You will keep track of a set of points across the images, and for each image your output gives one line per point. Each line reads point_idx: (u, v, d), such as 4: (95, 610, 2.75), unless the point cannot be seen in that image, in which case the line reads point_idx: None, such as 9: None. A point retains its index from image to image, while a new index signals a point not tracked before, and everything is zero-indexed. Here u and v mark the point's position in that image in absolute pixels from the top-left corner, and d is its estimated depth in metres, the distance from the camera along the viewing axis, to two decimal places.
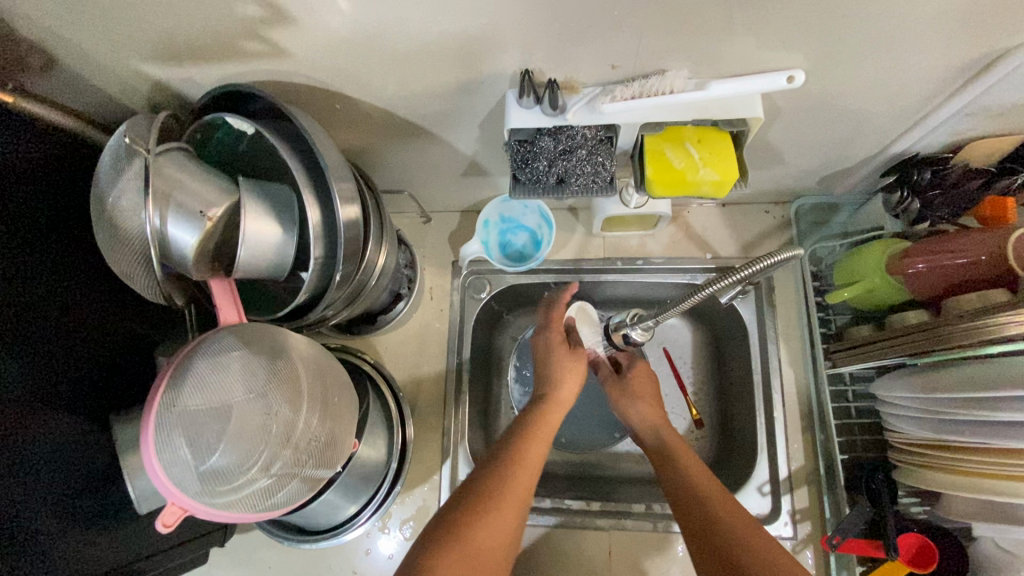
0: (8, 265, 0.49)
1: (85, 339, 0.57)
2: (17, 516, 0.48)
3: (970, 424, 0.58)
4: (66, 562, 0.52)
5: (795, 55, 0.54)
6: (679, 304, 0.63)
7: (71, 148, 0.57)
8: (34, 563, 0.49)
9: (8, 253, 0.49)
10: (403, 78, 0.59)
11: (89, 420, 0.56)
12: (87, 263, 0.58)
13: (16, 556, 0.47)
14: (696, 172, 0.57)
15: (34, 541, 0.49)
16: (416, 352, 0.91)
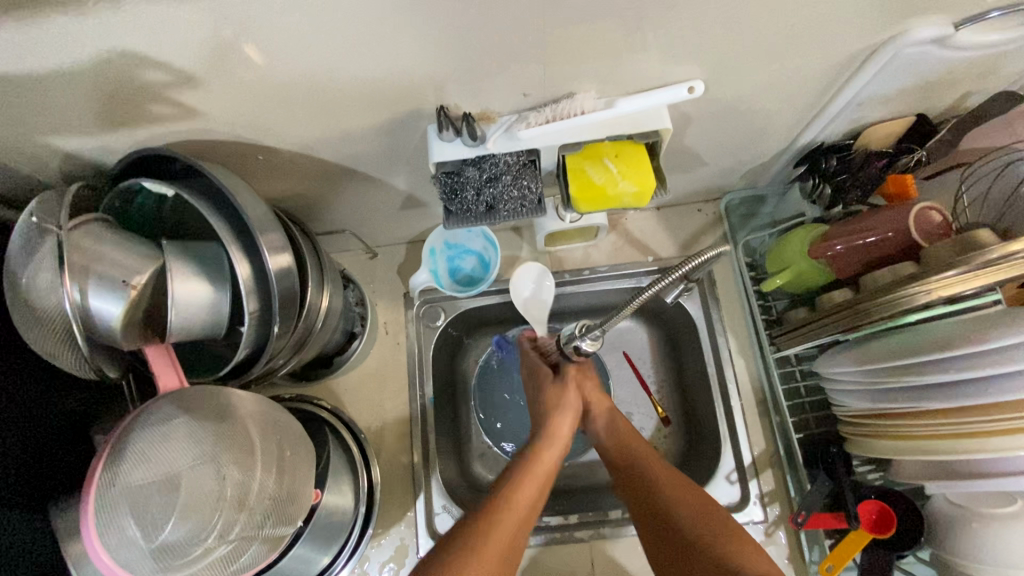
0: None
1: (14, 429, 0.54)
2: None
3: (905, 391, 0.61)
4: None
5: (693, 66, 0.57)
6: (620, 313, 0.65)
7: None
8: None
9: None
10: (322, 124, 0.60)
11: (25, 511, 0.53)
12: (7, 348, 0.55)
13: None
14: (616, 185, 0.59)
15: None
16: (378, 390, 0.90)
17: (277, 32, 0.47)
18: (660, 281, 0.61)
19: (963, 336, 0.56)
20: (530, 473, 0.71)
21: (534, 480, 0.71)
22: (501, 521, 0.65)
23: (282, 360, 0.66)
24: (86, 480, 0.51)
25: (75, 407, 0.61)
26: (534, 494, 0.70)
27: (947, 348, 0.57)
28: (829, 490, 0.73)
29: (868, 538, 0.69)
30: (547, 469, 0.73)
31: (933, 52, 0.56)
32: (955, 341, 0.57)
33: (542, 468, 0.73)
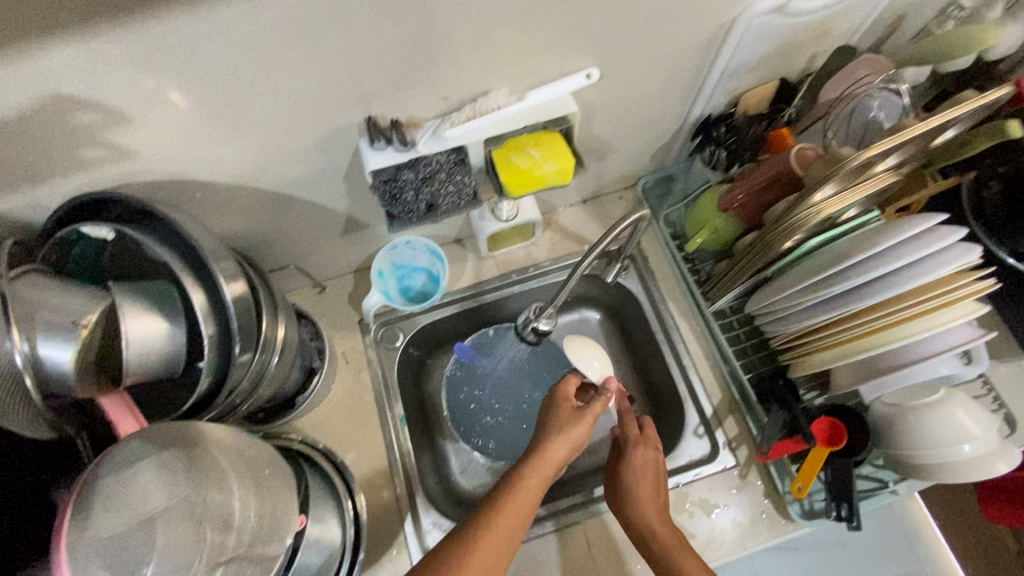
0: None
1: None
2: None
3: (821, 306, 0.70)
4: None
5: (586, 56, 0.65)
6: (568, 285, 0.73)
7: None
8: None
9: None
10: (256, 151, 0.62)
11: None
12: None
13: None
14: (541, 167, 0.65)
15: None
16: (347, 420, 0.89)
17: (203, 64, 0.50)
18: (585, 258, 0.72)
19: (853, 248, 0.67)
20: (540, 467, 0.72)
21: (523, 500, 0.68)
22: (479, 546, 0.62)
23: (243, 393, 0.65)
24: (55, 536, 0.49)
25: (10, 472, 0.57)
26: (534, 485, 0.70)
27: (845, 258, 0.66)
28: (786, 420, 0.78)
29: (826, 452, 0.75)
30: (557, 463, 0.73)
31: (777, 20, 0.67)
32: (850, 252, 0.67)
33: (551, 462, 0.73)
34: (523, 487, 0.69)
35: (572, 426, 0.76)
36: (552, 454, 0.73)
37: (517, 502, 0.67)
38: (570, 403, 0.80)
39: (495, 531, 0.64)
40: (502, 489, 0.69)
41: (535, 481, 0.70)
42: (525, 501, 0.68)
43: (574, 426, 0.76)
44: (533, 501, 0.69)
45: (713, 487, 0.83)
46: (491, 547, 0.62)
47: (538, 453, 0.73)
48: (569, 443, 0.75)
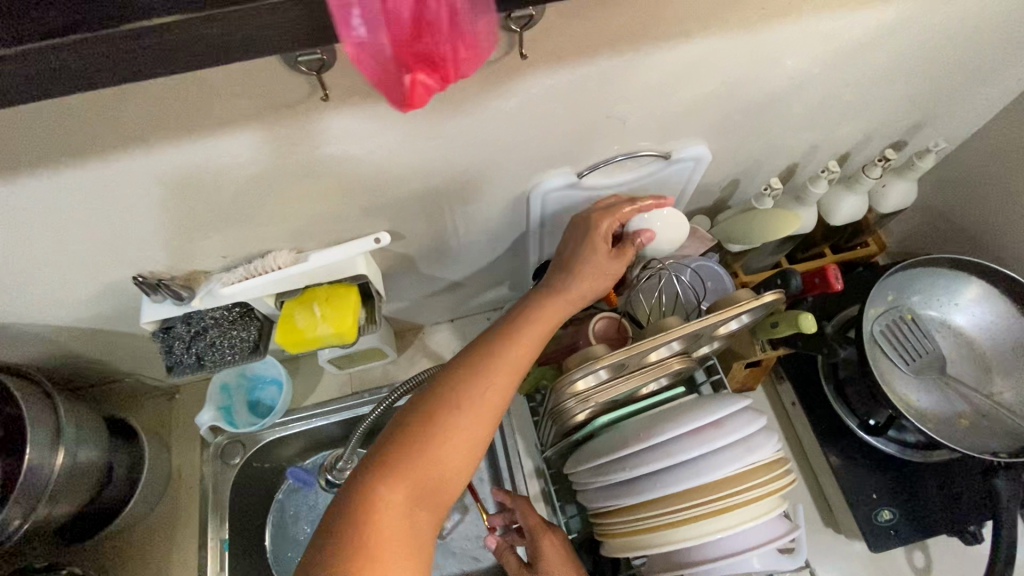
0: None
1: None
2: None
3: (607, 489, 0.67)
4: None
5: (375, 221, 0.66)
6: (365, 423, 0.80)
7: None
8: None
9: None
10: (36, 300, 0.64)
11: None
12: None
13: None
14: (315, 329, 0.65)
15: None
16: (168, 540, 0.87)
17: None
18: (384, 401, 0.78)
19: (634, 435, 0.64)
20: (526, 339, 0.61)
21: (491, 398, 0.57)
22: (423, 462, 0.52)
23: (6, 526, 0.65)
24: None
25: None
26: (506, 379, 0.58)
27: (622, 446, 0.64)
28: None
29: None
30: (558, 318, 0.63)
31: (576, 192, 0.68)
32: (630, 440, 0.64)
33: (552, 314, 0.63)
34: (494, 373, 0.58)
35: (577, 267, 0.64)
36: (510, 354, 0.59)
37: (489, 395, 0.56)
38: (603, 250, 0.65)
39: (460, 428, 0.54)
40: (463, 367, 0.58)
41: (528, 344, 0.60)
42: (500, 387, 0.57)
43: (578, 285, 0.64)
44: (507, 390, 0.58)
45: None
46: (443, 463, 0.53)
47: (548, 290, 0.64)
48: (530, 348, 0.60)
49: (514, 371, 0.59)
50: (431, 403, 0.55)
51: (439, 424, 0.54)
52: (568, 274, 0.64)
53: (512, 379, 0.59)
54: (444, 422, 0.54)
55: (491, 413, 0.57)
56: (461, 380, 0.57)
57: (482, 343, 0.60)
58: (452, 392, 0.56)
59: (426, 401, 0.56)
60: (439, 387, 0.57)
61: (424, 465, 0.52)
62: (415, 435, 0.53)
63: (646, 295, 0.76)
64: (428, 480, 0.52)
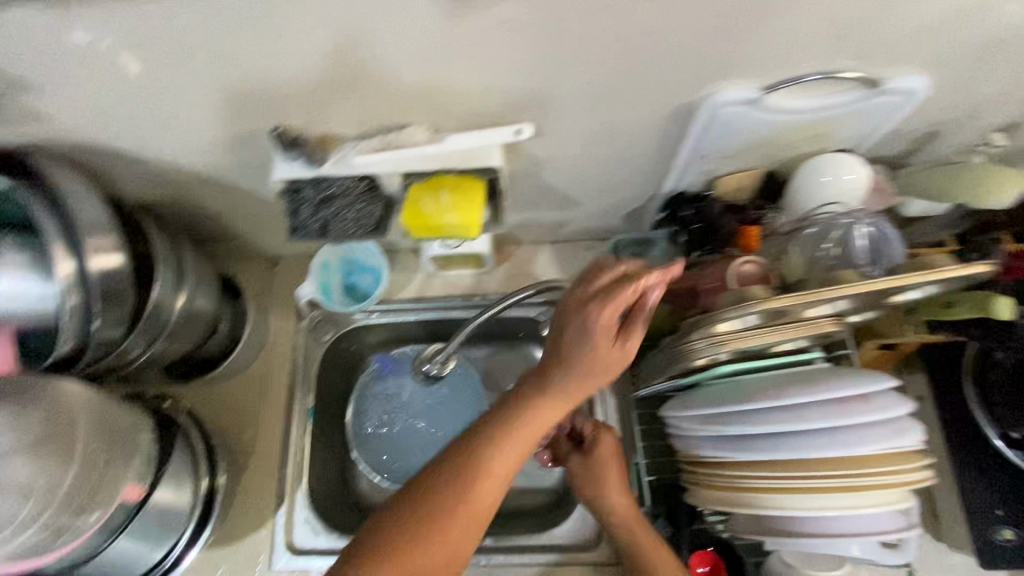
0: None
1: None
2: None
3: (714, 440, 0.63)
4: None
5: (521, 110, 0.60)
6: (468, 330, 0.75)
7: None
8: None
9: None
10: (172, 135, 0.63)
11: None
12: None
13: None
14: (442, 216, 0.61)
15: None
16: (257, 396, 0.91)
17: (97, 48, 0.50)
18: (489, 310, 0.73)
19: (760, 393, 0.59)
20: (560, 395, 0.57)
21: (501, 465, 0.55)
22: (439, 533, 0.51)
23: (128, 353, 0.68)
24: None
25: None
26: (545, 420, 0.57)
27: (745, 399, 0.59)
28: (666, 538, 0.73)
29: None
30: (614, 362, 0.56)
31: (749, 113, 0.59)
32: (756, 396, 0.59)
33: (585, 386, 0.57)
34: (518, 431, 0.56)
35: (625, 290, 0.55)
36: (543, 407, 0.57)
37: (503, 461, 0.55)
38: (610, 331, 0.56)
39: (459, 508, 0.52)
40: (492, 414, 0.58)
41: (552, 407, 0.57)
42: (510, 454, 0.55)
43: (597, 344, 0.55)
44: (519, 454, 0.56)
45: None
46: (470, 521, 0.52)
47: (562, 334, 0.57)
48: (524, 448, 0.56)
49: (514, 463, 0.55)
50: (461, 457, 0.54)
51: (446, 496, 0.52)
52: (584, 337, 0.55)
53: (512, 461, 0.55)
54: (448, 486, 0.53)
55: (511, 469, 0.55)
56: (477, 448, 0.55)
57: (508, 405, 0.58)
58: (458, 469, 0.54)
59: (457, 445, 0.56)
60: (474, 438, 0.56)
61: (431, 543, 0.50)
62: (436, 492, 0.53)
63: (798, 247, 0.68)
64: (440, 539, 0.51)
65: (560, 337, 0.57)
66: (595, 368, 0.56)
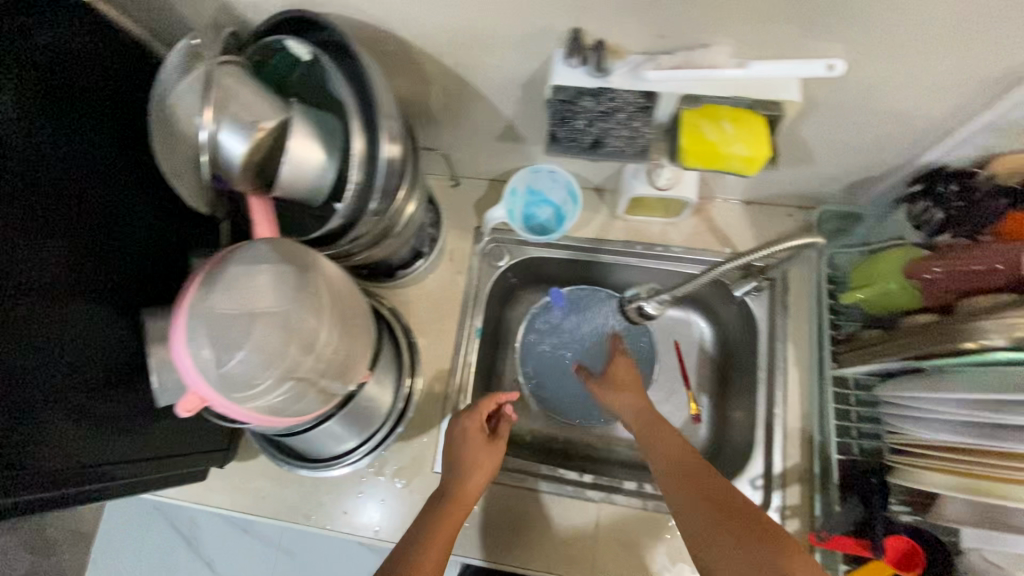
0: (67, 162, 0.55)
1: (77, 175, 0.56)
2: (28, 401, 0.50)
3: (973, 426, 0.59)
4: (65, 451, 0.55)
5: (837, 44, 0.55)
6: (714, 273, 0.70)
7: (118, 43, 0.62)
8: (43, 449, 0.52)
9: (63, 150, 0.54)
10: (452, 25, 0.61)
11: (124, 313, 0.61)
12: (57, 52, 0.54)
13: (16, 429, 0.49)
14: (729, 146, 0.58)
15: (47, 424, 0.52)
16: (431, 311, 0.93)
17: None
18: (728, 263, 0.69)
19: None
20: (441, 527, 0.72)
21: (442, 532, 0.72)
22: (441, 543, 0.71)
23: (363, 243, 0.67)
24: (185, 285, 0.56)
25: (125, 89, 0.62)
26: (449, 525, 0.72)
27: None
28: (860, 517, 0.72)
29: (891, 571, 0.68)
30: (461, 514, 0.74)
31: None
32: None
33: (472, 480, 0.77)
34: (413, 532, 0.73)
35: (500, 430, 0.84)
36: (473, 471, 0.78)
37: (443, 531, 0.72)
38: (479, 435, 0.81)
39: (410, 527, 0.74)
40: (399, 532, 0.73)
41: (454, 513, 0.74)
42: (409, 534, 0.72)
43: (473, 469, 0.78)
44: (452, 527, 0.72)
45: None
46: (440, 552, 0.70)
47: (470, 463, 0.78)
48: (490, 465, 0.79)
49: (480, 482, 0.78)
50: (445, 497, 0.75)
51: (435, 524, 0.72)
52: (461, 466, 0.78)
53: (477, 491, 0.77)
54: (434, 521, 0.73)
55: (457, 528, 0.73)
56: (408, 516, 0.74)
57: (461, 437, 0.81)
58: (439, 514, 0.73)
59: (439, 507, 0.75)
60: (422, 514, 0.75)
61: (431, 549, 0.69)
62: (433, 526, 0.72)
63: None
64: (439, 547, 0.70)
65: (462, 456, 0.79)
66: (473, 488, 0.77)
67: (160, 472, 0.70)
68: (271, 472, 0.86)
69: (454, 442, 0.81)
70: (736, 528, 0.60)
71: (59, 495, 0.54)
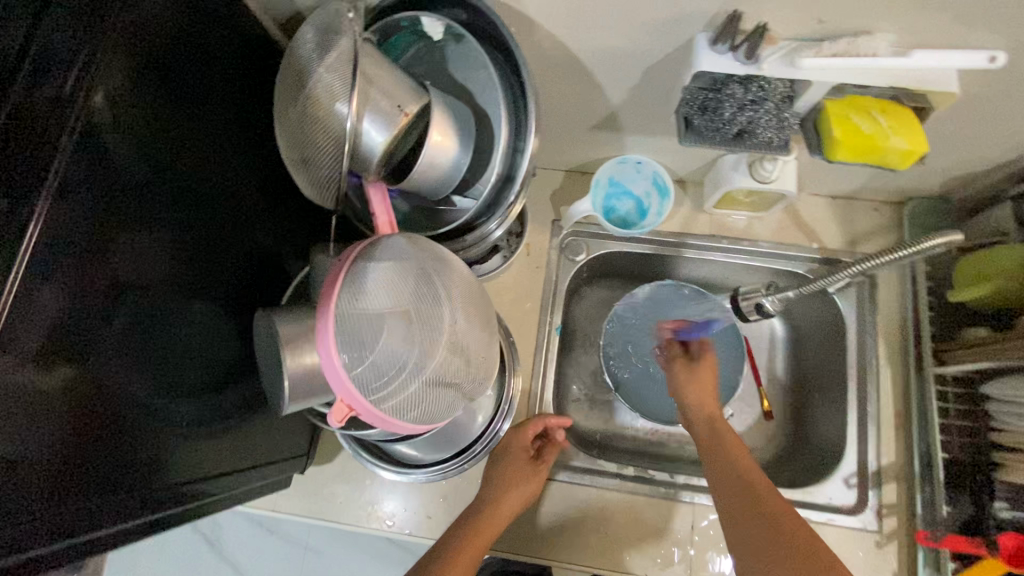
0: (185, 156, 0.52)
1: (210, 179, 0.55)
2: (144, 408, 0.49)
3: None
4: (171, 460, 0.52)
5: (1006, 33, 0.53)
6: (828, 278, 0.71)
7: (242, 27, 0.58)
8: (151, 458, 0.50)
9: (182, 144, 0.52)
10: (590, 7, 0.57)
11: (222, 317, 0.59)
12: (196, 50, 0.52)
13: (131, 436, 0.47)
14: (887, 138, 0.55)
15: (156, 432, 0.50)
16: (509, 307, 0.90)
17: None
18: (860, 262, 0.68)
19: None
20: (467, 548, 0.69)
21: (467, 558, 0.68)
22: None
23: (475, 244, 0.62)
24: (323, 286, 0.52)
25: (245, 79, 0.59)
26: (477, 549, 0.69)
27: None
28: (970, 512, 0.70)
29: (1005, 568, 0.66)
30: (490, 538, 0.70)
31: None
32: None
33: (509, 506, 0.73)
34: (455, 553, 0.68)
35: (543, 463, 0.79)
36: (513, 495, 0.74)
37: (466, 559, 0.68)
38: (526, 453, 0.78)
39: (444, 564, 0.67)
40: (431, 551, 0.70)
41: (482, 536, 0.70)
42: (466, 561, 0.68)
43: (513, 489, 0.74)
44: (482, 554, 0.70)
45: (842, 539, 0.78)
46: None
47: (506, 480, 0.75)
48: (520, 494, 0.74)
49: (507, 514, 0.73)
50: (470, 523, 0.71)
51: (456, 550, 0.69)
52: (497, 491, 0.74)
53: (503, 521, 0.72)
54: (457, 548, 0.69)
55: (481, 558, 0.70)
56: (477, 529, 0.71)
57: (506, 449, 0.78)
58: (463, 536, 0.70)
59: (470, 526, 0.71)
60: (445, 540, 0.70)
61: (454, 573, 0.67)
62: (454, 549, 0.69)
63: None
64: (462, 574, 0.67)
65: (508, 473, 0.76)
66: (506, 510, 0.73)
67: (257, 479, 0.67)
68: (348, 475, 0.82)
69: (495, 463, 0.78)
70: (777, 543, 0.58)
71: (190, 498, 0.55)
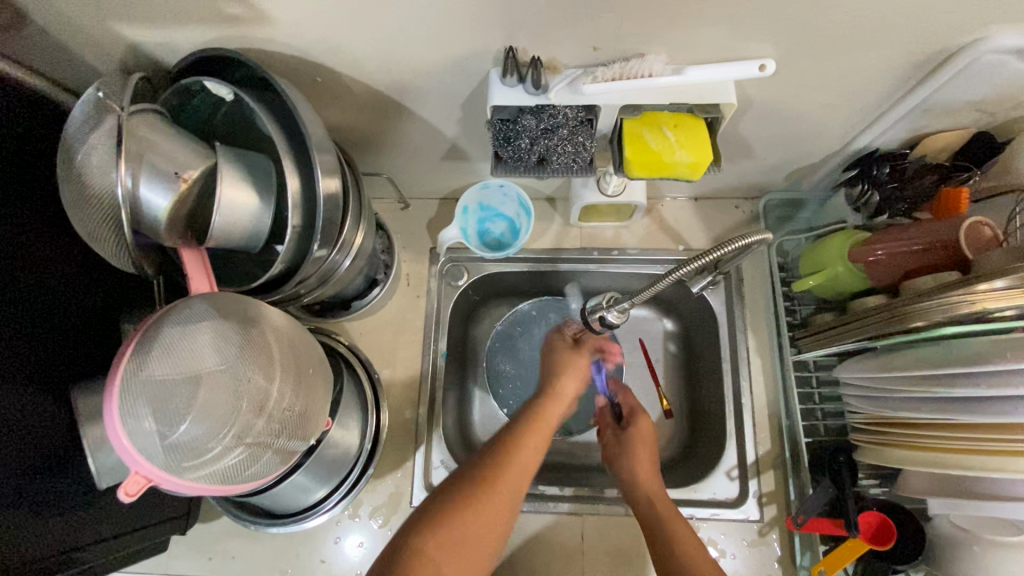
0: None
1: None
2: None
3: (927, 402, 0.61)
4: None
5: (768, 44, 0.56)
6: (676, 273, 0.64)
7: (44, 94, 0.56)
8: None
9: None
10: (383, 53, 0.58)
11: (56, 395, 0.55)
12: None
13: None
14: (672, 154, 0.59)
15: None
16: (392, 338, 0.91)
17: None
18: (685, 267, 0.63)
19: (998, 351, 0.55)
20: (525, 448, 0.67)
21: (527, 460, 0.66)
22: (517, 465, 0.65)
23: (299, 297, 0.65)
24: (112, 364, 0.50)
25: (49, 145, 0.56)
26: (535, 448, 0.68)
27: (990, 361, 0.54)
28: (831, 497, 0.72)
29: (865, 548, 0.69)
30: (541, 440, 0.69)
31: (1010, 64, 0.55)
32: (991, 356, 0.55)
33: (549, 418, 0.72)
34: (497, 471, 0.64)
35: (561, 386, 0.77)
36: (548, 407, 0.73)
37: (522, 461, 0.66)
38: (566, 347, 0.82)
39: (496, 492, 0.62)
40: (466, 469, 0.66)
41: (538, 437, 0.69)
42: (518, 482, 0.64)
43: (561, 385, 0.77)
44: (540, 458, 0.68)
45: (726, 532, 0.80)
46: (521, 471, 0.65)
47: (552, 388, 0.76)
48: (580, 378, 0.78)
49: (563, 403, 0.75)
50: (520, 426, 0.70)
51: (499, 469, 0.64)
52: (545, 395, 0.75)
53: (560, 407, 0.75)
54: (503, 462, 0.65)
55: (529, 476, 0.66)
56: (512, 446, 0.67)
57: (552, 363, 0.80)
58: (512, 444, 0.67)
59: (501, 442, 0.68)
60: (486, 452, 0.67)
61: (501, 487, 0.62)
62: (486, 471, 0.64)
63: None
64: (509, 490, 0.63)
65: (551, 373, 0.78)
66: (547, 419, 0.72)
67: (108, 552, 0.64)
68: (238, 529, 0.81)
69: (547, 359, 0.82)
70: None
71: None
